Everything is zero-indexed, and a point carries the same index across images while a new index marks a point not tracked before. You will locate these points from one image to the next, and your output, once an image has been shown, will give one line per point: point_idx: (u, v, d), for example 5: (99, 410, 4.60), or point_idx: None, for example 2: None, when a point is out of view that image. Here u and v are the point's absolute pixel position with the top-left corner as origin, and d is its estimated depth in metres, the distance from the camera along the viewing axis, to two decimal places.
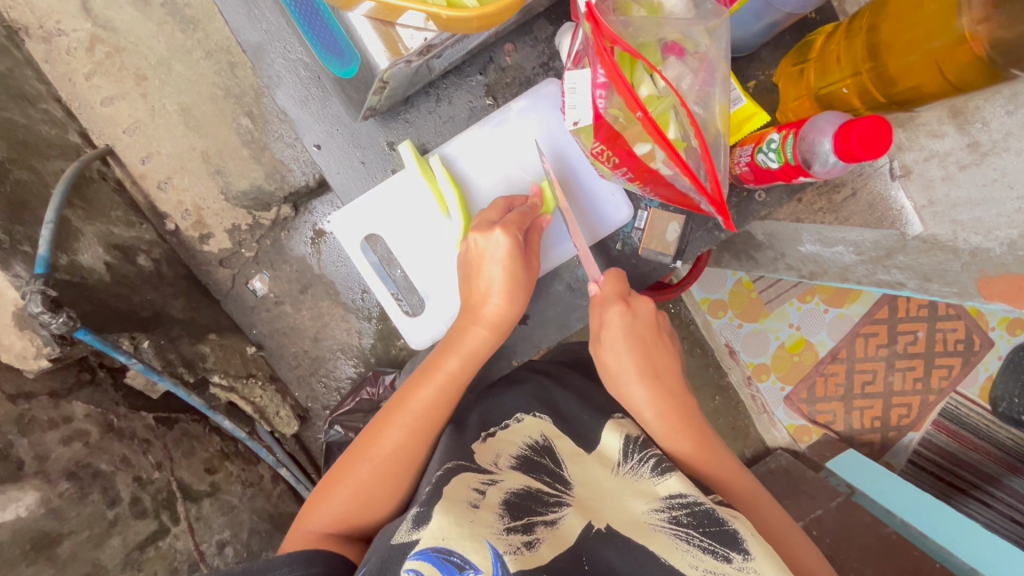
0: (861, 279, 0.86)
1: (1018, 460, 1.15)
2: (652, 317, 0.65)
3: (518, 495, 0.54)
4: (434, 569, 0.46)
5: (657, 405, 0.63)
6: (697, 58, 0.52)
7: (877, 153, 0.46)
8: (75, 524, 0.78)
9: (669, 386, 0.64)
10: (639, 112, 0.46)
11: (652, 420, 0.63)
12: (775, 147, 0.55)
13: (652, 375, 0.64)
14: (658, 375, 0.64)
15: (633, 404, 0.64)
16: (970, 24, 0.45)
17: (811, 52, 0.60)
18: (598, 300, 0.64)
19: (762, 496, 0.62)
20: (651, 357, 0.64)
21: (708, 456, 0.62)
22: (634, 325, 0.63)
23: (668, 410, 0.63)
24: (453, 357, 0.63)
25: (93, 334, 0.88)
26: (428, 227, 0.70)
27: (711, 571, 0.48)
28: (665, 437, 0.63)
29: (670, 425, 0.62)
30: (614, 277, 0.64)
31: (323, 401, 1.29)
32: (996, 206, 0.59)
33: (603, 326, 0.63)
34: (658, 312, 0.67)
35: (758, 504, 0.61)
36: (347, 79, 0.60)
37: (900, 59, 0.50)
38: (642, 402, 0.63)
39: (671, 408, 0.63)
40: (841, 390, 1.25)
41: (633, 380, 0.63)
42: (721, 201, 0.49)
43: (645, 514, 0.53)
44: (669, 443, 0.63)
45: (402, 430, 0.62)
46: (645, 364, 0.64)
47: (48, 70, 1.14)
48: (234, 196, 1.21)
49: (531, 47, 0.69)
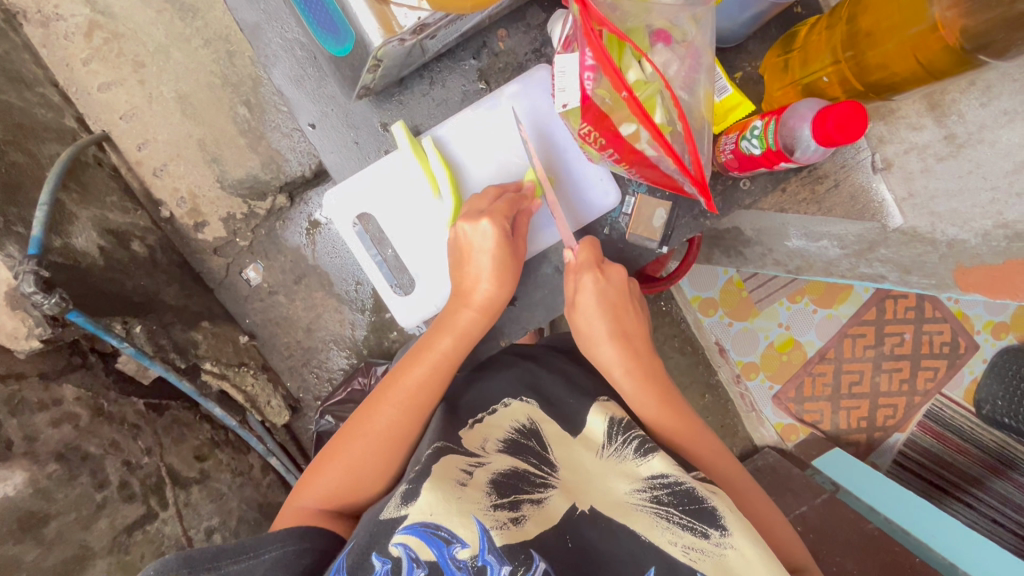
0: (845, 273, 0.88)
1: (1001, 462, 1.18)
2: (625, 284, 0.66)
3: (505, 475, 0.55)
4: (421, 542, 0.48)
5: (626, 363, 0.64)
6: (684, 47, 0.53)
7: (853, 137, 0.48)
8: (63, 505, 0.78)
9: (638, 348, 0.66)
10: (625, 93, 0.47)
11: (621, 380, 0.64)
12: (758, 134, 0.56)
13: (623, 337, 0.65)
14: (628, 336, 0.66)
15: (603, 363, 0.65)
16: (941, 12, 0.47)
17: (796, 44, 0.62)
18: (574, 267, 0.66)
19: (738, 475, 0.62)
20: (623, 321, 0.66)
21: (687, 432, 0.63)
22: (607, 292, 0.65)
23: (637, 369, 0.64)
24: (446, 337, 0.64)
25: (85, 317, 0.89)
26: (420, 208, 0.71)
27: (690, 546, 0.49)
28: (634, 396, 0.64)
29: (637, 383, 0.64)
30: (588, 244, 0.65)
31: (315, 391, 1.30)
32: (971, 197, 0.62)
33: (578, 291, 0.65)
34: (630, 280, 0.68)
35: (733, 485, 0.61)
36: (341, 57, 0.61)
37: (877, 48, 0.52)
38: (612, 360, 0.65)
39: (640, 370, 0.64)
40: (828, 389, 1.27)
41: (604, 341, 0.65)
42: (704, 181, 0.51)
43: (628, 495, 0.54)
44: (635, 400, 0.64)
45: (396, 407, 0.62)
46: (616, 327, 0.65)
47: (45, 54, 1.15)
48: (230, 184, 1.22)
49: (523, 34, 0.70)
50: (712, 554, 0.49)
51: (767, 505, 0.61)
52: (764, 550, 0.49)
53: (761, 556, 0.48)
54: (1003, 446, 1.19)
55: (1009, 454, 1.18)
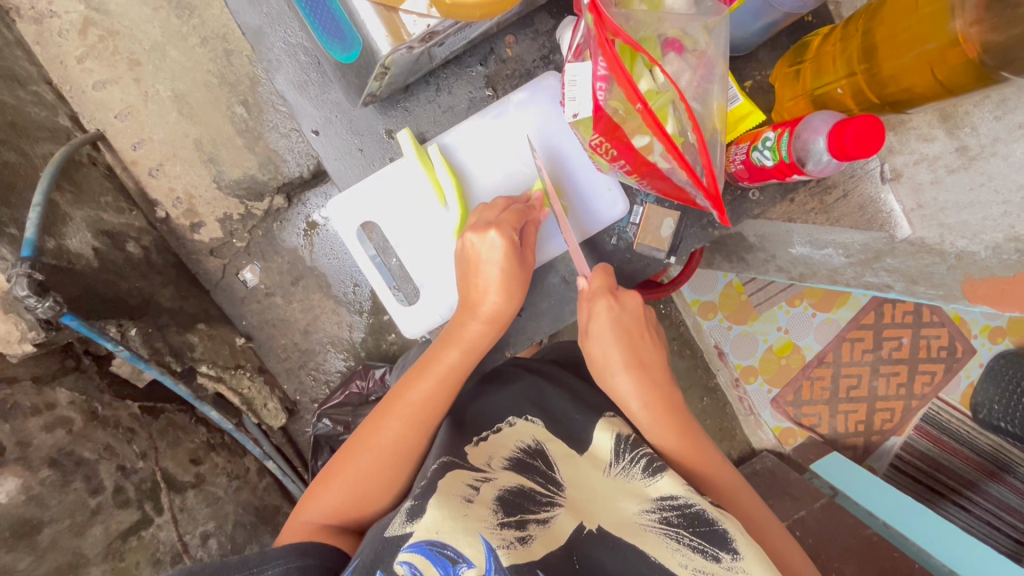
0: (849, 281, 0.88)
1: (996, 466, 1.18)
2: (640, 310, 0.66)
3: (511, 493, 0.54)
4: (426, 560, 0.47)
5: (644, 395, 0.63)
6: (696, 56, 0.52)
7: (870, 152, 0.47)
8: (57, 512, 0.76)
9: (656, 379, 0.65)
10: (639, 104, 0.46)
11: (638, 412, 0.63)
12: (770, 146, 0.56)
13: (639, 366, 0.64)
14: (644, 365, 0.65)
15: (620, 395, 0.64)
16: (963, 27, 0.46)
17: (808, 53, 0.61)
18: (587, 294, 0.66)
19: (755, 504, 0.61)
20: (638, 349, 0.65)
21: (702, 459, 0.62)
22: (622, 318, 0.64)
23: (654, 401, 0.63)
24: (453, 350, 0.63)
25: (79, 320, 0.87)
26: (426, 216, 0.70)
27: (700, 570, 0.48)
28: (651, 428, 0.63)
29: (655, 416, 0.63)
30: (603, 272, 0.65)
31: (312, 394, 1.29)
32: (982, 210, 0.62)
33: (592, 318, 0.64)
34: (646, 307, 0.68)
35: (750, 514, 0.59)
36: (347, 64, 0.59)
37: (893, 61, 0.52)
38: (627, 392, 0.63)
39: (658, 401, 0.63)
40: (826, 393, 1.27)
41: (619, 370, 0.64)
42: (716, 194, 0.50)
43: (636, 516, 0.53)
44: (655, 436, 0.63)
45: (402, 421, 0.61)
46: (631, 355, 0.64)
47: (39, 52, 1.13)
48: (226, 184, 1.20)
49: (531, 40, 0.69)
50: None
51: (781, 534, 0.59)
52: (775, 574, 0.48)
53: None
54: (999, 449, 1.18)
55: (1005, 458, 1.17)
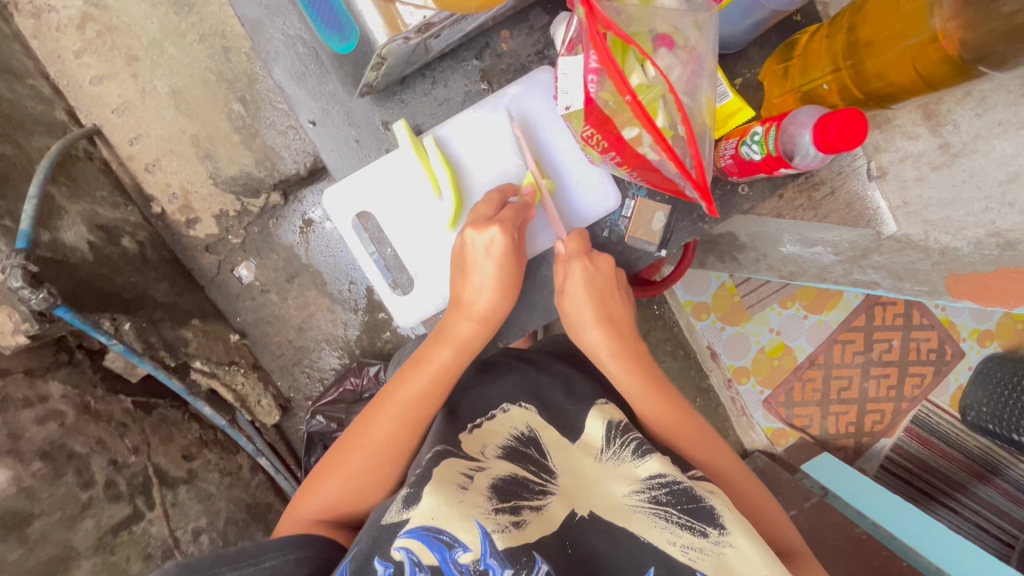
0: (838, 279, 0.89)
1: (984, 467, 1.20)
2: (614, 272, 0.66)
3: (505, 480, 0.55)
4: (423, 546, 0.48)
5: (612, 346, 0.65)
6: (686, 51, 0.54)
7: (854, 144, 0.48)
8: (47, 505, 0.76)
9: (624, 333, 0.66)
10: (628, 95, 0.47)
11: (608, 361, 0.65)
12: (758, 140, 0.57)
13: (608, 322, 0.66)
14: (615, 322, 0.66)
15: (590, 346, 0.66)
16: (941, 23, 0.48)
17: (795, 51, 0.63)
18: (563, 257, 0.66)
19: (726, 458, 0.63)
20: (609, 306, 0.66)
21: (677, 419, 0.64)
22: (595, 279, 0.65)
23: (622, 352, 0.65)
24: (446, 349, 0.64)
25: (73, 313, 0.87)
26: (421, 208, 0.71)
27: (689, 546, 0.50)
28: (620, 377, 0.65)
29: (622, 364, 0.65)
30: (578, 234, 0.66)
31: (306, 391, 1.29)
32: (964, 205, 0.63)
33: (566, 278, 0.65)
34: (619, 271, 0.68)
35: (721, 467, 0.62)
36: (344, 54, 0.60)
37: (878, 57, 0.53)
38: (597, 343, 0.65)
39: (626, 352, 0.65)
40: (817, 394, 1.28)
41: (590, 324, 0.65)
42: (705, 184, 0.51)
43: (626, 497, 0.54)
44: (621, 380, 0.65)
45: (395, 419, 0.62)
46: (602, 312, 0.65)
47: (36, 46, 1.13)
48: (223, 181, 1.20)
49: (526, 35, 0.71)
50: (711, 553, 0.49)
51: (774, 511, 0.61)
52: (763, 547, 0.49)
53: (760, 553, 0.49)
54: (987, 452, 1.20)
55: (994, 460, 1.20)
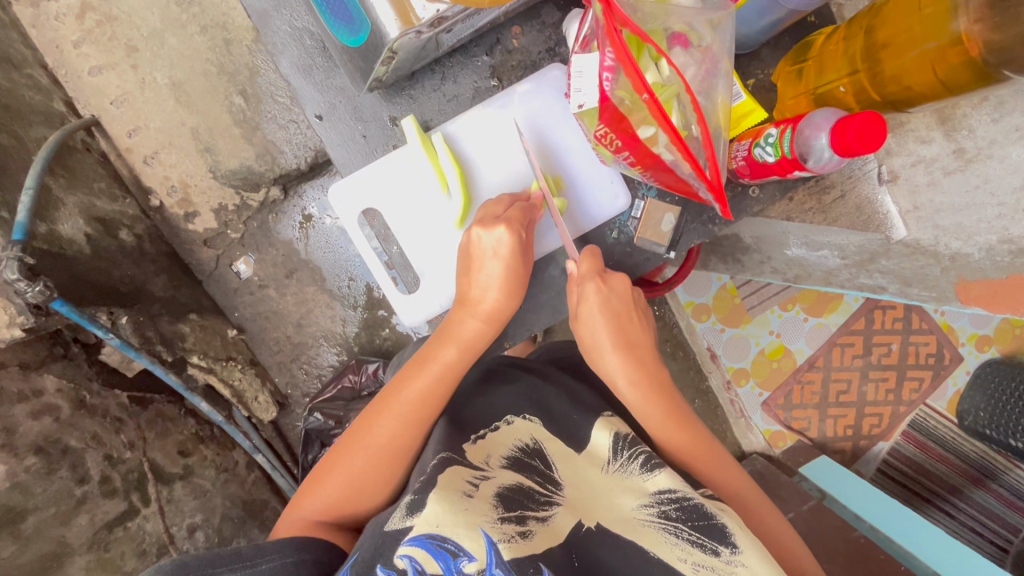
0: (843, 283, 0.88)
1: (982, 473, 1.18)
2: (629, 292, 0.66)
3: (510, 490, 0.54)
4: (427, 555, 0.47)
5: (630, 374, 0.64)
6: (700, 51, 0.53)
7: (872, 148, 0.48)
8: (42, 500, 0.75)
9: (643, 358, 0.65)
10: (645, 94, 0.47)
11: (626, 390, 0.64)
12: (773, 142, 0.57)
13: (626, 346, 0.65)
14: (632, 346, 0.65)
15: (608, 373, 0.65)
16: (966, 25, 0.47)
17: (810, 52, 0.63)
18: (576, 279, 0.66)
19: (744, 486, 0.62)
20: (626, 330, 0.66)
21: (697, 447, 0.63)
22: (610, 300, 0.65)
23: (642, 380, 0.64)
24: (451, 348, 0.63)
25: (69, 306, 0.85)
26: (427, 206, 0.70)
27: (699, 564, 0.49)
28: (639, 407, 0.64)
29: (642, 394, 0.63)
30: (591, 255, 0.66)
31: (303, 388, 1.28)
32: (976, 212, 0.63)
33: (581, 301, 0.65)
34: (635, 289, 0.68)
35: (737, 495, 0.61)
36: (354, 48, 0.59)
37: (896, 60, 0.53)
38: (616, 371, 0.64)
39: (645, 380, 0.64)
40: (817, 398, 1.28)
41: (607, 350, 0.65)
42: (720, 187, 0.50)
43: (635, 511, 0.53)
44: (640, 411, 0.64)
45: (398, 419, 0.61)
46: (619, 336, 0.65)
47: (34, 35, 1.12)
48: (222, 175, 1.19)
49: (537, 32, 0.70)
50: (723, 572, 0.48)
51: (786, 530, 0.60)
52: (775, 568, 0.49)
53: (772, 573, 0.48)
54: (983, 455, 1.19)
55: (990, 465, 1.18)
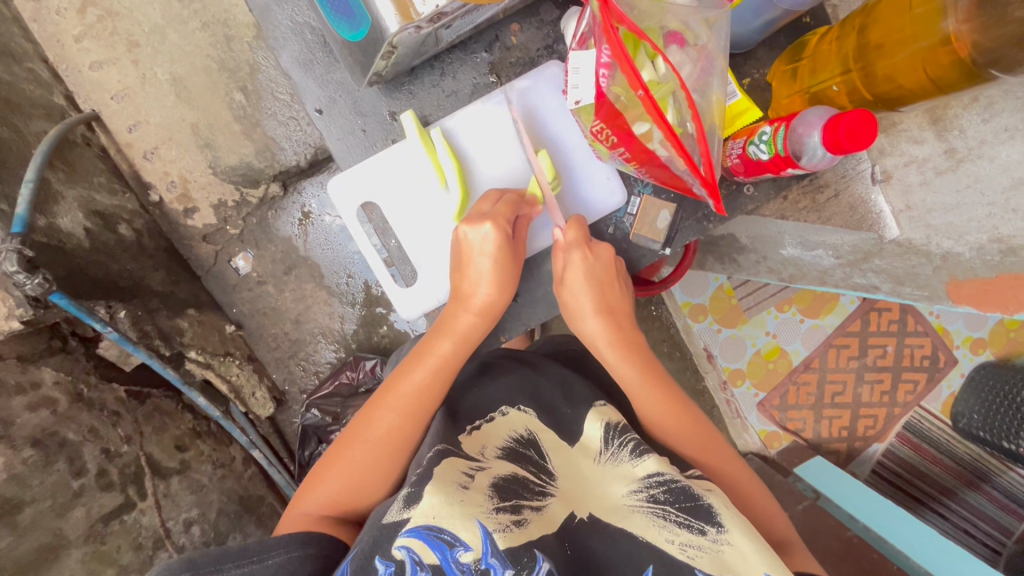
0: (837, 283, 0.88)
1: (975, 475, 1.19)
2: (614, 261, 0.67)
3: (505, 480, 0.54)
4: (425, 545, 0.48)
5: (610, 335, 0.66)
6: (696, 50, 0.54)
7: (862, 145, 0.48)
8: (38, 492, 0.75)
9: (623, 323, 0.67)
10: (640, 90, 0.47)
11: (605, 350, 0.66)
12: (767, 139, 0.57)
13: (607, 312, 0.66)
14: (613, 311, 0.67)
15: (588, 335, 0.67)
16: (955, 26, 0.48)
17: (805, 52, 0.64)
18: (562, 246, 0.67)
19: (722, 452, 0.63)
20: (608, 295, 0.66)
21: (676, 415, 0.63)
22: (595, 269, 0.65)
23: (620, 340, 0.66)
24: (446, 341, 0.64)
25: (68, 299, 0.86)
26: (425, 201, 0.71)
27: (687, 544, 0.49)
28: (617, 367, 0.65)
29: (619, 353, 0.65)
30: (576, 223, 0.66)
31: (300, 384, 1.29)
32: (967, 211, 0.64)
33: (566, 269, 0.66)
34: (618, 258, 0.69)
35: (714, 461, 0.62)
36: (354, 42, 0.60)
37: (887, 60, 0.54)
38: (596, 333, 0.66)
39: (624, 341, 0.66)
40: (811, 398, 1.28)
41: (589, 314, 0.66)
42: (713, 182, 0.51)
43: (624, 498, 0.54)
44: (618, 370, 0.65)
45: (396, 412, 0.61)
46: (601, 301, 0.66)
47: (35, 29, 1.12)
48: (222, 171, 1.19)
49: (536, 29, 0.70)
50: (709, 551, 0.49)
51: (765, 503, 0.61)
52: (761, 543, 0.50)
53: (758, 550, 0.49)
54: (977, 459, 1.19)
55: (984, 467, 1.18)
